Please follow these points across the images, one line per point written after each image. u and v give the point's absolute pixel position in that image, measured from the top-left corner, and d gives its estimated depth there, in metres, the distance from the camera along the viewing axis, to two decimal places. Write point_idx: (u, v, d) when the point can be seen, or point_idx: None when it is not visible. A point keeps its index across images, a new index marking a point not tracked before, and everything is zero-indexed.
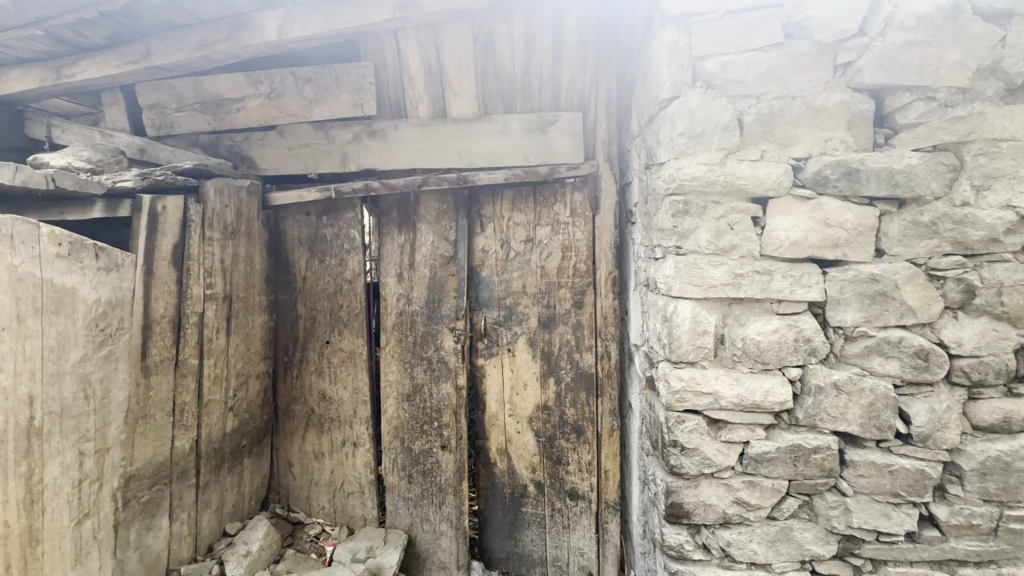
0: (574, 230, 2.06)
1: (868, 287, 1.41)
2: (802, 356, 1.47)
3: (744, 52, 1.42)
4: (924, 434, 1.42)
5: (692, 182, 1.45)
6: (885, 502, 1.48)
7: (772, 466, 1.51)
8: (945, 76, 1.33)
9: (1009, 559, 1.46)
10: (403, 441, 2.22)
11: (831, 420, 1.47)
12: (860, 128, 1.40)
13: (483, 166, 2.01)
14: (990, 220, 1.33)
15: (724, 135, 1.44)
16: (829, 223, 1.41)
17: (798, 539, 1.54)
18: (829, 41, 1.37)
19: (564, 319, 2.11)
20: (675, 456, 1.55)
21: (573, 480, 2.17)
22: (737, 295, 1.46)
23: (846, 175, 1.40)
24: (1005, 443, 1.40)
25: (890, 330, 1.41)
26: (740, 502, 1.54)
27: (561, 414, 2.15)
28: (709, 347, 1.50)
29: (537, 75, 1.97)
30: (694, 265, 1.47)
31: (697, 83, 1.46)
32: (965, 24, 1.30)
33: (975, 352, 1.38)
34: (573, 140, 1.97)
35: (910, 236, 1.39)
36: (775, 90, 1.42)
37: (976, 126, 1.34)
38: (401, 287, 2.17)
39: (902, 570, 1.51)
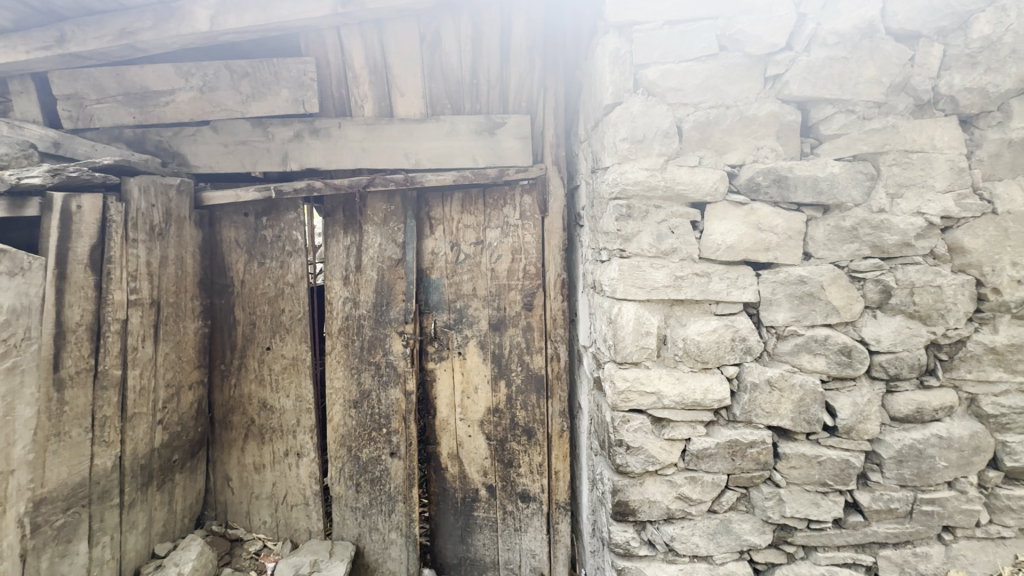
0: (523, 232, 2.07)
1: (797, 289, 1.49)
2: (739, 355, 1.53)
3: (681, 61, 1.47)
4: (848, 425, 1.52)
5: (634, 186, 1.48)
6: (814, 491, 1.56)
7: (712, 461, 1.56)
8: (863, 90, 1.42)
9: (923, 539, 1.58)
10: (350, 449, 2.16)
11: (766, 415, 1.54)
12: (789, 137, 1.48)
13: (431, 167, 1.97)
14: (903, 225, 1.43)
15: (664, 141, 1.48)
16: (761, 228, 1.48)
17: (736, 530, 1.60)
18: (760, 54, 1.44)
19: (514, 321, 2.11)
20: (620, 455, 1.58)
21: (524, 482, 2.17)
22: (677, 297, 1.51)
23: (776, 182, 1.47)
24: (918, 432, 1.51)
25: (817, 329, 1.49)
26: (683, 497, 1.59)
27: (512, 417, 2.15)
28: (652, 347, 1.54)
29: (485, 77, 1.96)
30: (637, 268, 1.50)
31: (639, 90, 1.50)
32: (879, 43, 1.40)
33: (892, 348, 1.48)
34: (522, 143, 1.98)
35: (834, 240, 1.47)
36: (711, 99, 1.47)
37: (890, 138, 1.44)
38: (347, 290, 2.10)
39: (831, 554, 1.60)
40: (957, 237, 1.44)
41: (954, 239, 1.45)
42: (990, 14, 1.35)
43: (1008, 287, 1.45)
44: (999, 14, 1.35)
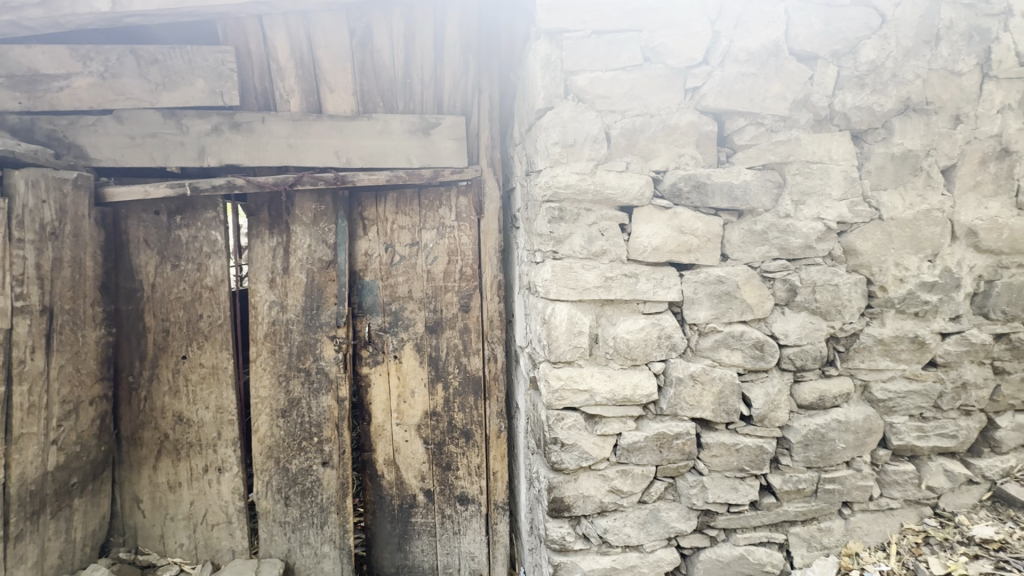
0: (460, 234, 2.06)
1: (716, 288, 1.59)
2: (665, 351, 1.61)
3: (609, 70, 1.52)
4: (761, 414, 1.64)
5: (566, 190, 1.52)
6: (734, 477, 1.67)
7: (642, 454, 1.63)
8: (770, 105, 1.55)
9: (826, 515, 1.73)
10: (278, 461, 2.06)
11: (690, 407, 1.63)
12: (707, 146, 1.57)
13: (363, 166, 1.92)
14: (806, 229, 1.57)
15: (594, 146, 1.53)
16: (683, 231, 1.56)
17: (664, 518, 1.69)
18: (680, 66, 1.52)
19: (451, 323, 2.09)
20: (555, 452, 1.61)
21: (463, 484, 2.17)
22: (608, 297, 1.57)
23: (696, 188, 1.56)
24: (821, 417, 1.66)
25: (734, 325, 1.60)
26: (615, 490, 1.65)
27: (450, 420, 2.13)
28: (584, 346, 1.58)
29: (419, 76, 1.94)
30: (569, 269, 1.55)
31: (569, 95, 1.54)
32: (783, 61, 1.52)
33: (798, 342, 1.62)
34: (457, 144, 1.97)
35: (747, 243, 1.59)
36: (637, 107, 1.54)
37: (794, 150, 1.57)
38: (273, 293, 2.00)
39: (748, 535, 1.72)
40: (851, 240, 1.60)
41: (848, 242, 1.60)
42: (874, 41, 1.52)
43: (892, 284, 1.62)
44: (882, 42, 1.52)
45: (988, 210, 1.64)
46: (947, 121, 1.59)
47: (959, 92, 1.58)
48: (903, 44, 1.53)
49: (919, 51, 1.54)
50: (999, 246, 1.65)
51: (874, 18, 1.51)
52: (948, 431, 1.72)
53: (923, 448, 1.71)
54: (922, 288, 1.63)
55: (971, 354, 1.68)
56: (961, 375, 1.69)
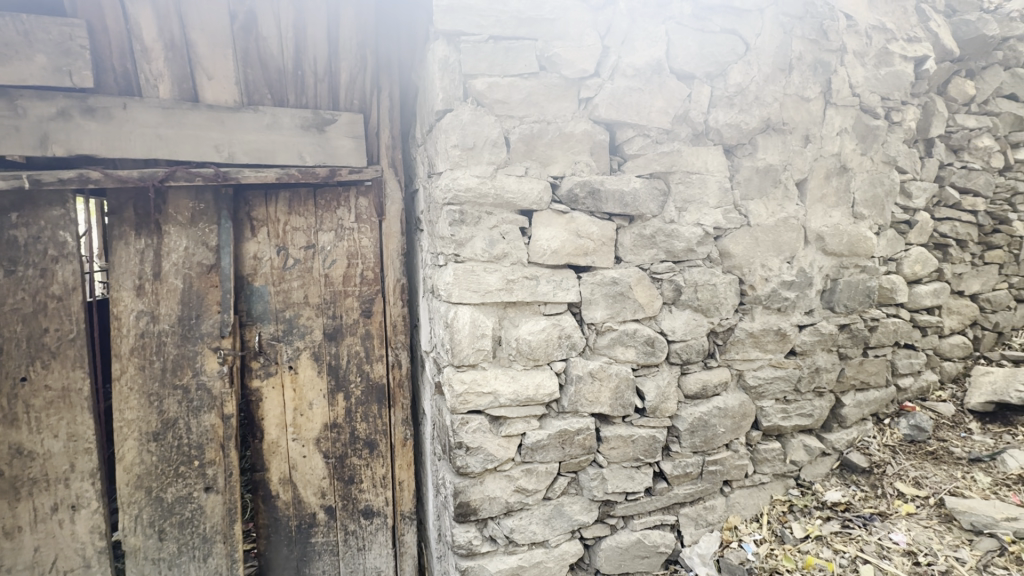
0: (360, 236, 1.98)
1: (611, 289, 1.67)
2: (565, 351, 1.66)
3: (506, 76, 1.55)
4: (653, 406, 1.76)
5: (467, 193, 1.53)
6: (630, 466, 1.77)
7: (545, 452, 1.68)
8: (654, 118, 1.66)
9: (711, 494, 1.90)
10: (150, 491, 1.83)
11: (590, 404, 1.70)
12: (600, 154, 1.65)
13: (248, 163, 1.77)
14: (687, 234, 1.72)
15: (493, 150, 1.56)
16: (580, 234, 1.63)
17: (568, 512, 1.75)
18: (574, 77, 1.59)
19: (352, 329, 2.00)
20: (460, 457, 1.61)
21: (367, 497, 2.09)
22: (509, 299, 1.59)
23: (590, 194, 1.63)
24: (704, 405, 1.82)
25: (628, 324, 1.70)
26: (520, 489, 1.68)
27: (352, 430, 2.04)
28: (487, 349, 1.59)
29: (311, 70, 1.83)
30: (471, 272, 1.55)
31: (468, 98, 1.54)
32: (665, 79, 1.65)
33: (683, 337, 1.76)
34: (355, 143, 1.88)
35: (638, 246, 1.69)
36: (534, 113, 1.59)
37: (677, 160, 1.70)
38: (141, 302, 1.77)
39: (644, 520, 1.83)
40: (726, 243, 1.77)
41: (723, 245, 1.78)
42: (740, 67, 1.71)
43: (760, 283, 1.82)
44: (746, 67, 1.71)
45: (832, 218, 1.90)
46: (799, 141, 1.82)
47: (809, 116, 1.82)
48: (763, 71, 1.73)
49: (776, 77, 1.75)
50: (841, 249, 1.92)
51: (739, 46, 1.70)
52: (806, 411, 1.96)
53: (787, 427, 1.94)
54: (783, 286, 1.85)
55: (822, 343, 1.94)
56: (815, 361, 1.95)
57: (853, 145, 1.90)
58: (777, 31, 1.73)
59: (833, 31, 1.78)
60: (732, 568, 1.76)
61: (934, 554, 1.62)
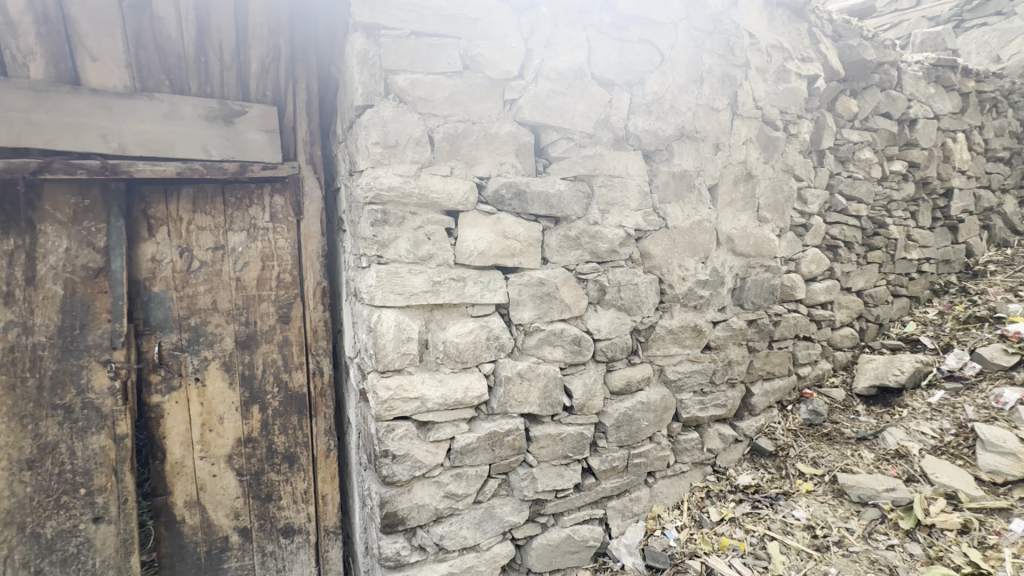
0: (275, 237, 1.86)
1: (538, 289, 1.69)
2: (493, 352, 1.66)
3: (429, 74, 1.52)
4: (580, 404, 1.79)
5: (389, 192, 1.48)
6: (559, 464, 1.80)
7: (475, 455, 1.66)
8: (577, 122, 1.70)
9: (636, 486, 1.97)
10: (23, 527, 1.61)
11: (519, 404, 1.70)
12: (525, 156, 1.66)
13: (142, 155, 1.60)
14: (610, 235, 1.77)
15: (416, 149, 1.52)
16: (507, 236, 1.63)
17: (499, 514, 1.74)
18: (497, 78, 1.59)
19: (268, 336, 1.88)
20: (386, 466, 1.55)
21: (287, 515, 1.97)
22: (436, 301, 1.56)
23: (516, 195, 1.64)
24: (628, 401, 1.88)
25: (555, 324, 1.73)
26: (450, 495, 1.65)
27: (269, 444, 1.92)
28: (414, 353, 1.55)
29: (216, 56, 1.69)
30: (396, 274, 1.51)
31: (389, 95, 1.50)
32: (587, 84, 1.70)
33: (608, 336, 1.81)
34: (268, 137, 1.77)
35: (564, 247, 1.72)
36: (458, 113, 1.57)
37: (599, 164, 1.75)
38: (11, 312, 1.55)
39: (574, 516, 1.86)
40: (646, 245, 1.85)
41: (644, 246, 1.85)
42: (656, 76, 1.80)
43: (677, 283, 1.92)
44: (662, 77, 1.80)
45: (740, 221, 2.05)
46: (710, 148, 1.94)
47: (718, 125, 1.94)
48: (677, 82, 1.83)
49: (689, 88, 1.86)
50: (748, 250, 2.07)
51: (655, 56, 1.79)
52: (720, 402, 2.09)
53: (704, 417, 2.06)
54: (698, 285, 1.96)
55: (733, 337, 2.08)
56: (727, 355, 2.08)
57: (757, 154, 2.06)
58: (689, 44, 1.84)
59: (739, 47, 1.92)
60: (655, 556, 1.84)
61: (829, 526, 1.78)
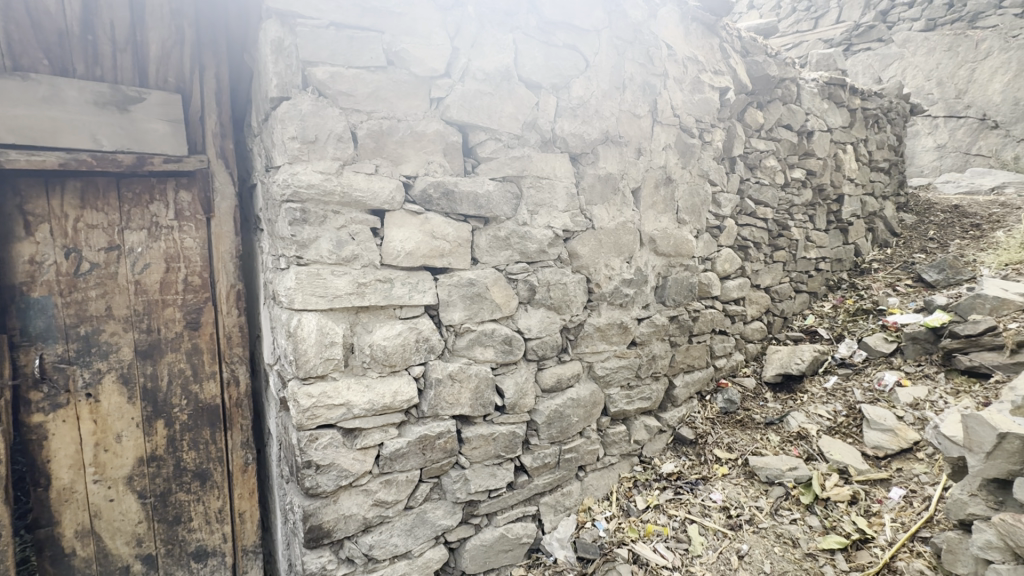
0: (181, 236, 1.72)
1: (468, 290, 1.68)
2: (423, 354, 1.63)
3: (350, 67, 1.47)
4: (512, 403, 1.81)
5: (308, 190, 1.42)
6: (492, 464, 1.80)
7: (405, 460, 1.62)
8: (505, 123, 1.72)
9: (567, 481, 2.02)
10: None
11: (450, 406, 1.68)
12: (453, 156, 1.65)
13: (15, 143, 1.40)
14: (539, 236, 1.80)
15: (338, 145, 1.47)
16: (435, 236, 1.61)
17: (431, 519, 1.71)
18: (423, 75, 1.57)
19: (174, 345, 1.73)
20: (310, 477, 1.48)
21: (199, 537, 1.83)
22: (361, 304, 1.51)
23: (444, 195, 1.62)
24: (559, 398, 1.92)
25: (486, 324, 1.73)
26: (379, 503, 1.60)
27: (176, 461, 1.77)
28: (338, 358, 1.49)
29: (107, 35, 1.52)
30: (317, 275, 1.44)
31: (308, 88, 1.44)
32: (514, 86, 1.72)
33: (538, 335, 1.84)
34: (171, 128, 1.62)
35: (494, 248, 1.73)
36: (382, 110, 1.53)
37: (527, 166, 1.77)
38: None
39: (507, 514, 1.87)
40: (574, 245, 1.90)
41: (572, 247, 1.90)
42: (581, 81, 1.86)
43: (604, 282, 1.99)
44: (587, 82, 1.87)
45: (661, 223, 2.16)
46: (633, 153, 2.03)
47: (640, 131, 2.03)
48: (601, 87, 1.90)
49: (612, 94, 1.94)
50: (669, 251, 2.19)
51: (580, 62, 1.85)
52: (646, 395, 2.19)
53: (631, 410, 2.15)
54: (623, 283, 2.04)
55: (656, 333, 2.19)
56: (651, 350, 2.19)
57: (676, 159, 2.18)
58: (612, 52, 1.92)
59: (657, 58, 2.03)
60: (586, 547, 1.89)
61: (741, 506, 1.91)
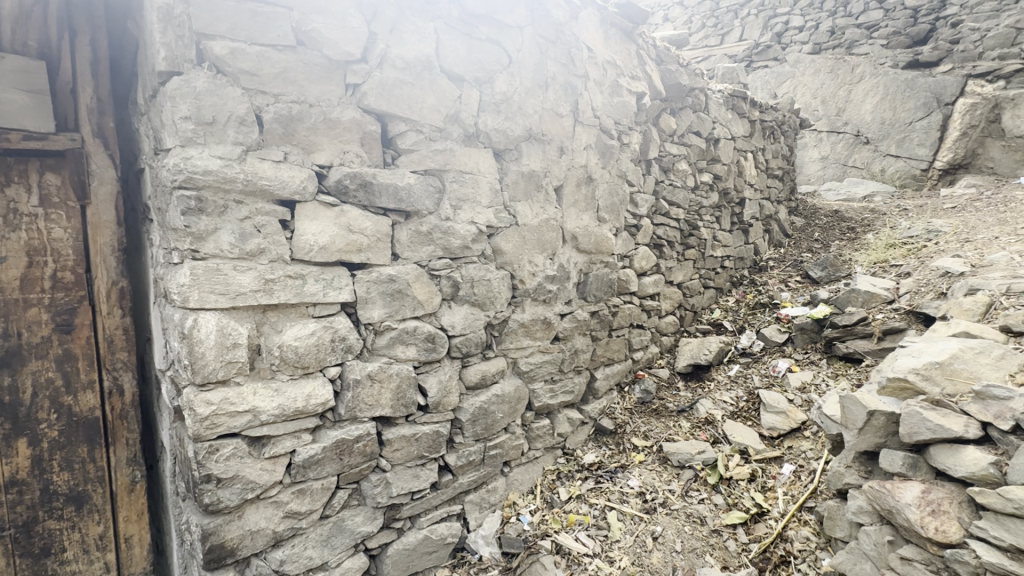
0: (47, 226, 1.49)
1: (388, 286, 1.61)
2: (340, 354, 1.54)
3: (253, 44, 1.37)
4: (435, 402, 1.77)
5: (205, 176, 1.30)
6: (415, 465, 1.75)
7: (320, 467, 1.53)
8: (426, 115, 1.68)
9: (492, 477, 2.02)
10: None
11: (369, 408, 1.61)
12: (371, 146, 1.58)
13: None
14: (463, 231, 1.77)
15: (240, 129, 1.36)
16: (352, 230, 1.53)
17: (350, 527, 1.64)
18: (337, 59, 1.49)
19: (39, 351, 1.50)
20: (209, 492, 1.35)
21: (75, 568, 1.62)
22: (268, 302, 1.40)
23: (362, 187, 1.54)
24: (483, 395, 1.91)
25: (407, 322, 1.67)
26: (291, 514, 1.50)
27: (44, 485, 1.54)
28: (242, 360, 1.37)
29: None
30: (216, 271, 1.32)
31: (204, 63, 1.32)
32: (436, 77, 1.68)
33: (462, 331, 1.82)
34: (32, 100, 1.41)
35: (415, 243, 1.67)
36: (291, 92, 1.44)
37: (450, 159, 1.73)
38: None
39: (431, 515, 1.84)
40: (498, 241, 1.90)
41: (496, 243, 1.89)
42: (504, 77, 1.87)
43: (528, 278, 2.01)
44: (510, 78, 1.88)
45: (583, 221, 2.22)
46: (555, 151, 2.06)
47: (562, 129, 2.07)
48: (523, 84, 1.92)
49: (535, 92, 1.96)
50: (590, 248, 2.25)
51: (502, 57, 1.86)
52: (569, 388, 2.24)
53: (555, 404, 2.19)
54: (547, 280, 2.07)
55: (578, 328, 2.25)
56: (574, 345, 2.24)
57: (596, 159, 2.24)
58: (534, 50, 1.95)
59: (578, 59, 2.09)
60: (511, 542, 1.91)
61: (655, 490, 2.02)
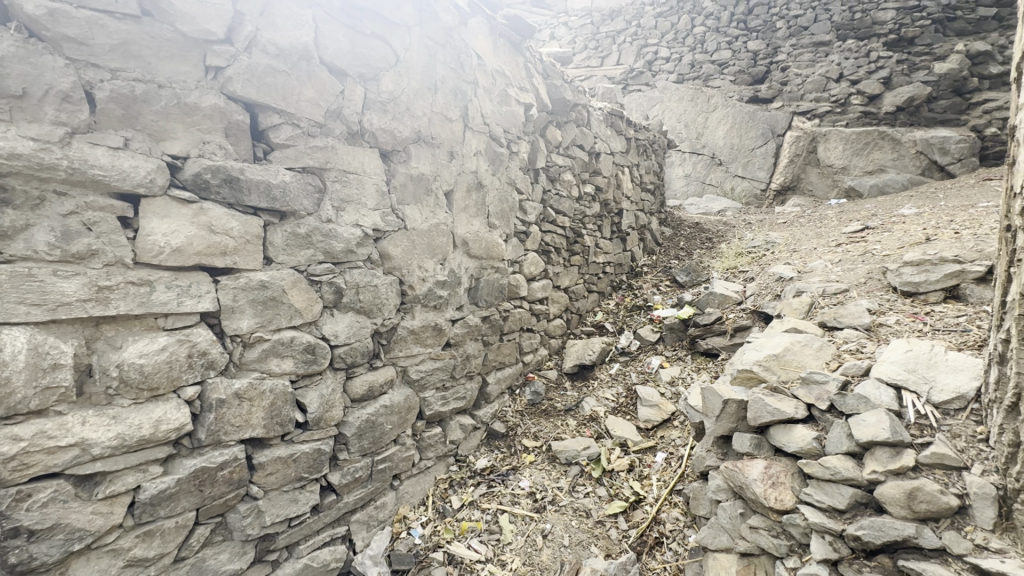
0: None
1: (259, 294, 1.45)
2: (199, 372, 1.35)
3: (81, 7, 1.17)
4: (316, 418, 1.63)
5: (11, 161, 1.07)
6: (292, 489, 1.60)
7: (173, 503, 1.33)
8: (305, 108, 1.56)
9: (381, 492, 1.93)
10: None
11: (236, 430, 1.43)
12: (238, 137, 1.43)
13: None
14: (346, 235, 1.66)
15: (62, 107, 1.14)
16: (214, 230, 1.35)
17: (212, 567, 1.44)
18: (194, 36, 1.34)
19: None
20: (17, 550, 1.10)
21: None
22: (102, 313, 1.18)
23: (226, 182, 1.38)
24: (370, 407, 1.81)
25: (283, 332, 1.52)
26: (135, 562, 1.28)
27: None
28: (66, 385, 1.14)
29: None
30: (26, 276, 1.08)
31: (10, 23, 1.10)
32: (315, 68, 1.58)
33: (347, 341, 1.70)
34: None
35: (292, 246, 1.54)
36: (134, 69, 1.26)
37: (330, 157, 1.63)
38: None
39: (311, 541, 1.69)
40: (385, 245, 1.82)
41: (383, 247, 1.81)
42: (391, 76, 1.82)
43: (418, 283, 1.95)
44: (396, 77, 1.83)
45: (473, 226, 2.22)
46: (445, 155, 2.04)
47: (452, 134, 2.06)
48: (411, 84, 1.88)
49: (423, 94, 1.93)
50: (480, 253, 2.26)
51: (388, 55, 1.81)
52: (460, 394, 2.22)
53: (446, 411, 2.16)
54: (437, 285, 2.03)
55: (469, 333, 2.24)
56: (465, 350, 2.23)
57: (486, 165, 2.26)
58: (421, 51, 1.94)
59: (467, 65, 2.11)
60: (401, 558, 1.83)
61: (545, 489, 2.08)
